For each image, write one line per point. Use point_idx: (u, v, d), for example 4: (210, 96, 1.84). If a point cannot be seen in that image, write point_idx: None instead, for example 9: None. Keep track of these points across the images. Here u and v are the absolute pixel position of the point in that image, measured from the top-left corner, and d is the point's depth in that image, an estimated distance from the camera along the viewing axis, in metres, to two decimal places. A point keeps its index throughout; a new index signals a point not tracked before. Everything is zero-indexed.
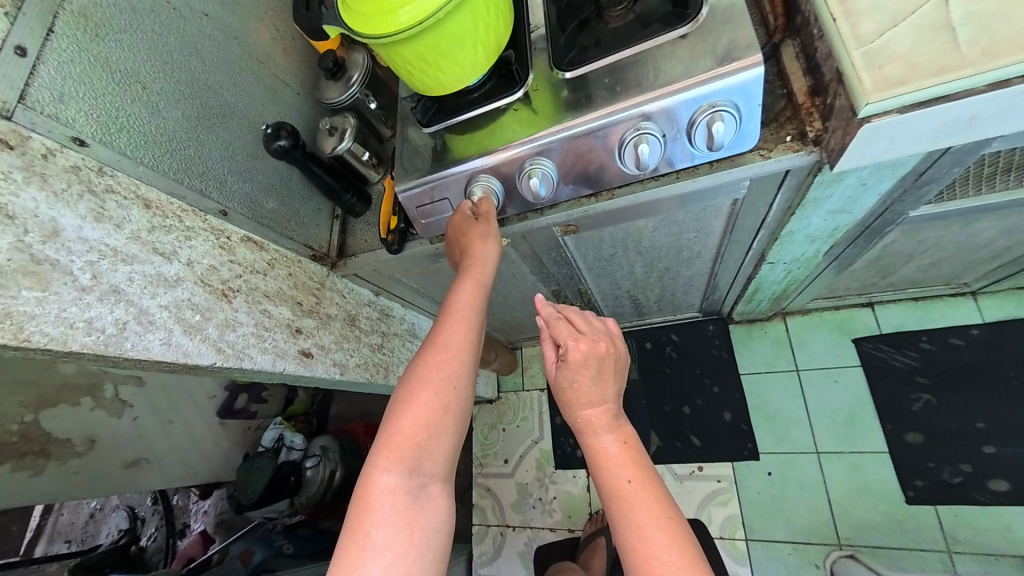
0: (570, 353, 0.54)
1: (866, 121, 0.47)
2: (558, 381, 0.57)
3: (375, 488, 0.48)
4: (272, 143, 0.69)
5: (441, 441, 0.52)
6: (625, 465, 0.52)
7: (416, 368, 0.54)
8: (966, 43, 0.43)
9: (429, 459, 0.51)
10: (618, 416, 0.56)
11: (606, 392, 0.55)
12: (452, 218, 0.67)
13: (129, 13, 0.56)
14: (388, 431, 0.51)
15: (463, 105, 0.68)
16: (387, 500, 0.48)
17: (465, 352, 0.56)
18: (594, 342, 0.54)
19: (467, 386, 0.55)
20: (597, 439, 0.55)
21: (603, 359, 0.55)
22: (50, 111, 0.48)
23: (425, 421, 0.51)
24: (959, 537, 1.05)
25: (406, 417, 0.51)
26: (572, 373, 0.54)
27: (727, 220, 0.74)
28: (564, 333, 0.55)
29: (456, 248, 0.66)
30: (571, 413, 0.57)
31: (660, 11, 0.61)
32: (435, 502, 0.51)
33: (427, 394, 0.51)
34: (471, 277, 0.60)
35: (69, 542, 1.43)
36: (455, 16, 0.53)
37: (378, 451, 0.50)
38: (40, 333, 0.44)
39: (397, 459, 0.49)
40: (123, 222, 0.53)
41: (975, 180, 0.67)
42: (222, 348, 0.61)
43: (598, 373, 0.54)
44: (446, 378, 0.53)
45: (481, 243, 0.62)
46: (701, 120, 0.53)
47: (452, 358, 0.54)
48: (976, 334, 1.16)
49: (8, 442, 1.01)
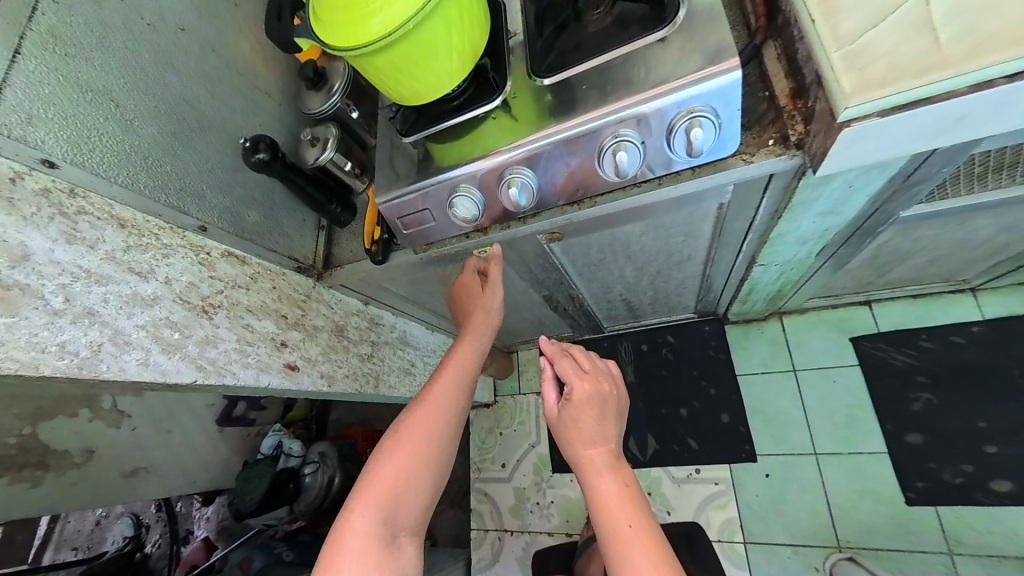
0: (575, 392, 0.56)
1: (847, 125, 0.45)
2: (560, 419, 0.58)
3: (349, 531, 0.48)
4: (251, 157, 0.69)
5: (417, 494, 0.53)
6: (622, 507, 0.51)
7: (402, 418, 0.56)
8: (949, 43, 0.41)
9: (404, 510, 0.52)
10: (618, 458, 0.56)
11: (608, 433, 0.56)
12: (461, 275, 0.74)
13: (100, 29, 0.55)
14: (369, 477, 0.52)
15: (442, 113, 0.67)
16: (359, 544, 0.47)
17: (452, 408, 0.58)
18: (597, 382, 0.57)
19: (447, 444, 0.57)
20: (597, 480, 0.54)
21: (606, 400, 0.57)
22: (18, 134, 0.47)
23: (406, 472, 0.52)
24: (962, 539, 1.04)
25: (388, 465, 0.52)
26: (576, 411, 0.56)
27: (715, 224, 0.73)
28: (569, 370, 0.58)
29: (462, 307, 0.73)
30: (572, 452, 0.57)
31: (639, 14, 0.60)
32: (405, 552, 0.51)
33: (411, 444, 0.54)
34: (468, 338, 0.64)
35: (76, 550, 1.34)
36: (426, 26, 0.52)
37: (355, 496, 0.51)
38: (9, 359, 0.43)
39: (375, 506, 0.50)
40: (97, 242, 0.53)
41: (967, 180, 0.65)
42: (203, 365, 0.60)
43: (601, 413, 0.56)
44: (429, 430, 0.55)
45: (484, 303, 0.67)
46: (680, 125, 0.53)
47: (437, 409, 0.57)
48: (977, 331, 1.14)
49: (6, 454, 1.02)
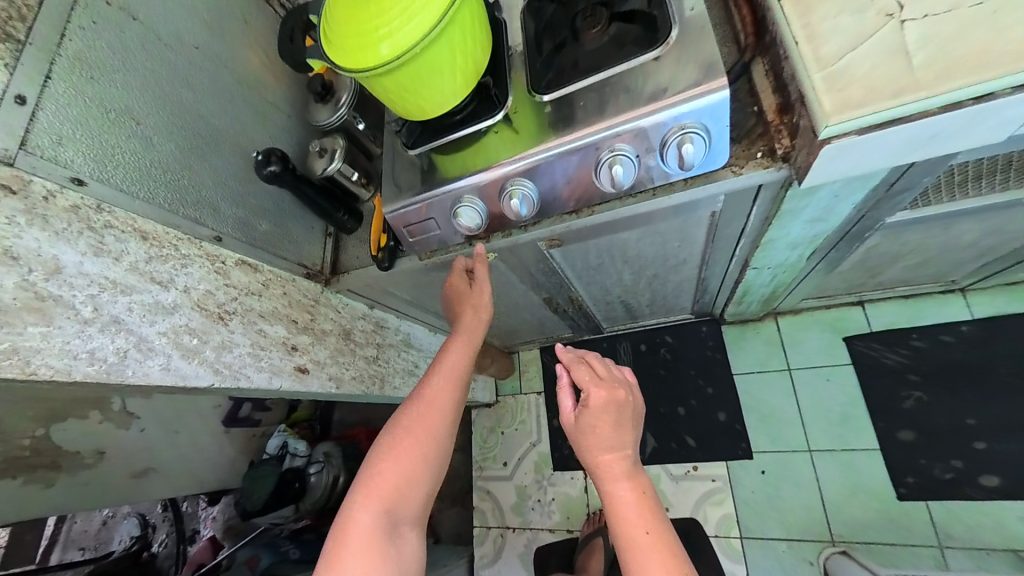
0: (591, 399, 0.57)
1: (828, 141, 0.48)
2: (578, 426, 0.59)
3: (353, 524, 0.51)
4: (263, 169, 0.71)
5: (416, 487, 0.56)
6: (639, 514, 0.54)
7: (401, 417, 0.58)
8: (921, 67, 0.44)
9: (405, 503, 0.54)
10: (635, 465, 0.57)
11: (625, 440, 0.57)
12: (448, 277, 0.74)
13: (120, 52, 0.59)
14: (370, 473, 0.54)
15: (446, 127, 0.70)
16: (363, 537, 0.50)
17: (449, 405, 0.60)
18: (613, 389, 0.58)
19: (446, 439, 0.60)
20: (614, 487, 0.56)
21: (623, 408, 0.57)
22: (49, 154, 0.50)
23: (405, 467, 0.55)
24: (952, 533, 1.07)
25: (387, 461, 0.55)
26: (593, 419, 0.57)
27: (708, 231, 0.76)
28: (585, 379, 0.58)
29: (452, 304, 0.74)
30: (589, 457, 0.58)
31: (633, 33, 0.63)
32: (406, 544, 0.54)
33: (410, 440, 0.56)
34: (462, 336, 0.67)
35: (83, 550, 1.37)
36: (433, 48, 0.55)
37: (357, 491, 0.53)
38: (45, 366, 0.46)
39: (377, 500, 0.53)
40: (122, 254, 0.56)
41: (949, 187, 0.68)
42: (219, 369, 0.63)
43: (618, 420, 0.57)
44: (428, 428, 0.58)
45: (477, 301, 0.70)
46: (672, 140, 0.55)
47: (433, 406, 0.59)
48: (967, 331, 1.17)
49: (20, 456, 1.06)
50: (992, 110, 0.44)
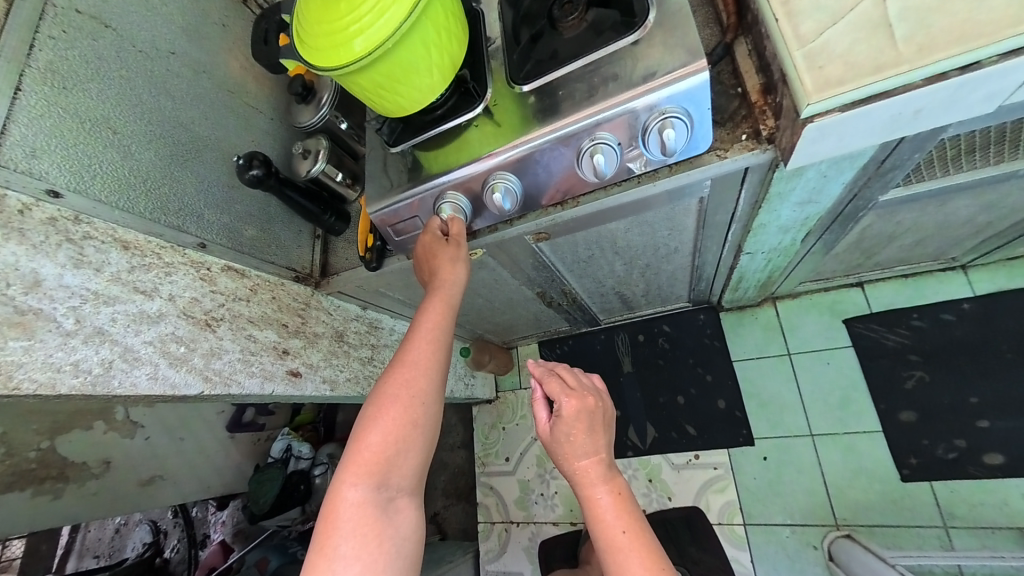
0: (563, 409, 0.57)
1: (809, 121, 0.47)
2: (554, 436, 0.59)
3: (342, 503, 0.50)
4: (245, 173, 0.70)
5: (408, 454, 0.54)
6: (617, 515, 0.54)
7: (383, 387, 0.56)
8: (903, 39, 0.43)
9: (396, 473, 0.53)
10: (611, 467, 0.58)
11: (599, 444, 0.57)
12: (421, 238, 0.69)
13: (95, 61, 0.59)
14: (356, 448, 0.53)
15: (427, 123, 0.69)
16: (353, 514, 0.50)
17: (433, 368, 0.58)
18: (584, 397, 0.58)
19: (435, 402, 0.57)
20: (592, 491, 0.56)
21: (593, 413, 0.58)
22: (23, 167, 0.50)
23: (393, 437, 0.53)
24: (956, 512, 1.06)
25: (373, 433, 0.53)
26: (566, 427, 0.57)
27: (697, 217, 0.75)
28: (556, 390, 0.59)
29: (425, 266, 0.68)
30: (567, 466, 0.58)
31: (612, 19, 0.62)
32: (403, 514, 0.53)
33: (395, 410, 0.54)
34: (439, 298, 0.62)
35: (98, 558, 1.47)
36: (405, 42, 0.54)
37: (345, 467, 0.52)
38: (29, 380, 0.47)
39: (364, 475, 0.51)
40: (103, 265, 0.56)
41: (941, 162, 0.67)
42: (209, 376, 0.64)
43: (591, 426, 0.57)
44: (413, 396, 0.56)
45: (451, 258, 0.65)
46: (654, 127, 0.54)
47: (415, 370, 0.57)
48: (968, 309, 1.16)
49: (27, 468, 1.07)
50: (978, 81, 0.42)
